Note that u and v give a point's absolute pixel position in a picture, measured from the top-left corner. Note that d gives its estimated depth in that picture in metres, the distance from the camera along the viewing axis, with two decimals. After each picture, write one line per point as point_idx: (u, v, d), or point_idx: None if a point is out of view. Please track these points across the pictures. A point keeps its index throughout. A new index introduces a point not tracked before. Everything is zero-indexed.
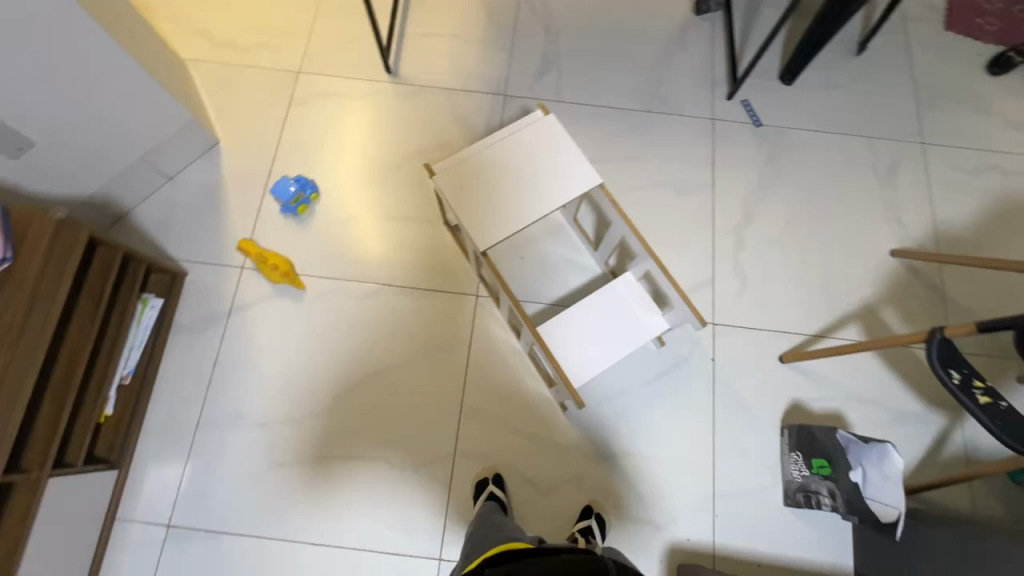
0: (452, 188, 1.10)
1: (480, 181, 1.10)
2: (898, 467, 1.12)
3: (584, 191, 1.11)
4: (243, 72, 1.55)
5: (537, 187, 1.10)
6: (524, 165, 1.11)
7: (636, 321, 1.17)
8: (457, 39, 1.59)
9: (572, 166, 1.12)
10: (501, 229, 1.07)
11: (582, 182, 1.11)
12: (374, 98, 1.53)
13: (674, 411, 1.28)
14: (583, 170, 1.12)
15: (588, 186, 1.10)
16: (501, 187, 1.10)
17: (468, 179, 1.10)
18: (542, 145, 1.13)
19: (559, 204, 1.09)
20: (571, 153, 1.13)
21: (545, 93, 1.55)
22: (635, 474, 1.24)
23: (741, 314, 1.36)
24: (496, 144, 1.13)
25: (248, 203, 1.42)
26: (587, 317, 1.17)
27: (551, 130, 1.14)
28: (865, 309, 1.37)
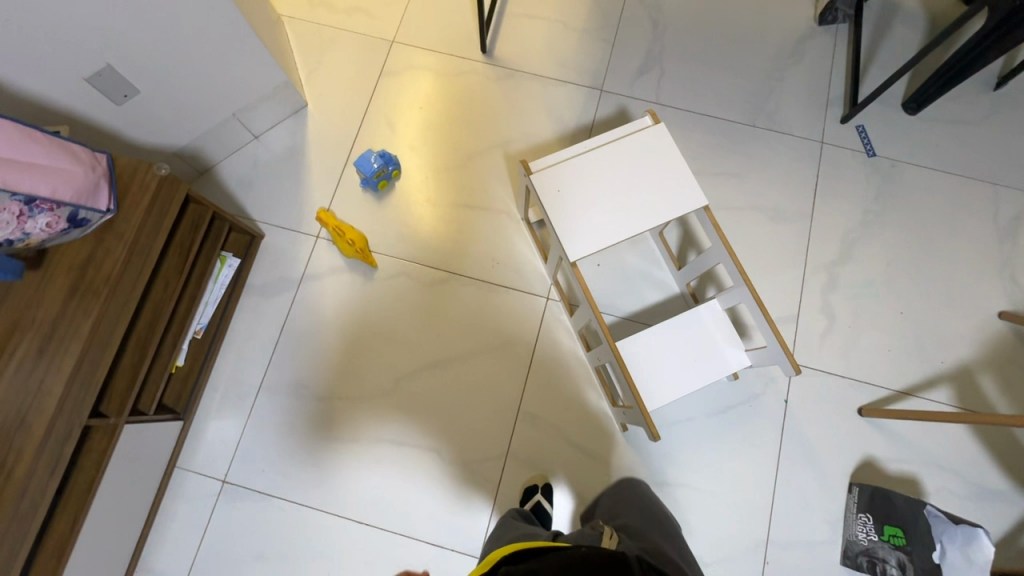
0: (547, 190, 1.04)
1: (578, 187, 1.04)
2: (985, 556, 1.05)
3: (687, 210, 1.03)
4: (338, 35, 1.51)
5: (637, 200, 1.04)
6: (625, 174, 1.05)
7: (717, 353, 1.12)
8: (558, 24, 1.51)
9: (676, 181, 1.04)
10: (592, 242, 1.02)
11: (686, 201, 1.03)
12: (466, 77, 1.48)
13: (737, 448, 1.23)
14: (688, 187, 1.04)
15: (692, 206, 1.03)
16: (598, 196, 1.04)
17: (565, 182, 1.05)
18: (647, 154, 1.06)
19: (659, 222, 1.02)
20: (678, 167, 1.05)
21: (643, 92, 1.46)
22: (687, 507, 1.20)
23: (822, 358, 1.28)
24: (597, 149, 1.07)
25: (329, 172, 1.41)
26: (666, 340, 1.12)
27: (659, 140, 1.07)
28: (959, 372, 1.27)
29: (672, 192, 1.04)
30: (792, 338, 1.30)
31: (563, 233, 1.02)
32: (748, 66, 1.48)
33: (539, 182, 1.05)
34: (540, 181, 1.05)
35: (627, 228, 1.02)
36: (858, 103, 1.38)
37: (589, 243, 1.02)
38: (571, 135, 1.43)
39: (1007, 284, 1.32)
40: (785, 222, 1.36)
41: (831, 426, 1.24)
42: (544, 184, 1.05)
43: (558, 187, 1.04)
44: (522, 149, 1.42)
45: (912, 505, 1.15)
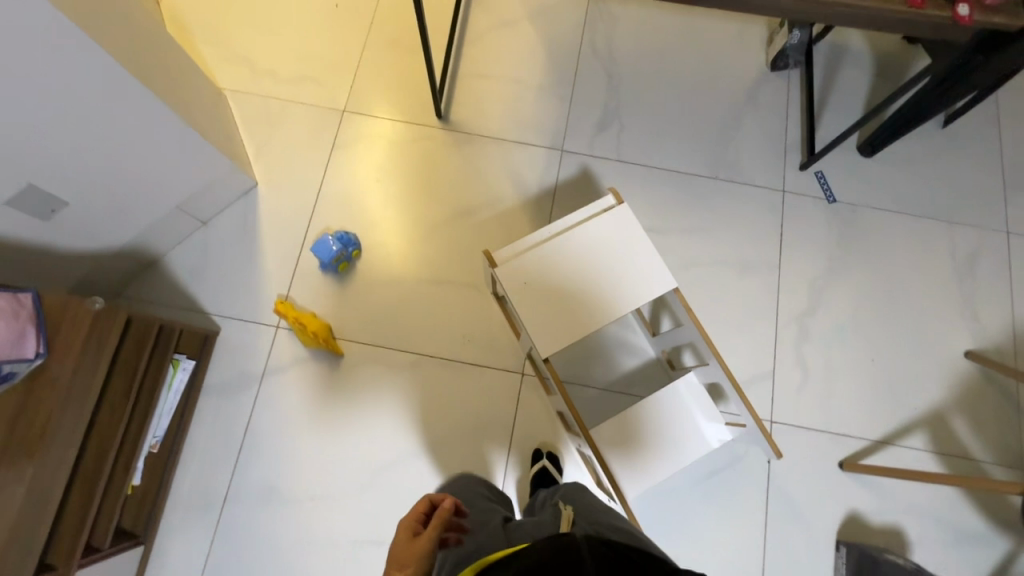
0: (513, 283, 1.02)
1: (544, 277, 1.02)
2: None
3: (657, 294, 1.01)
4: (285, 107, 1.45)
5: (606, 289, 1.01)
6: (590, 262, 1.02)
7: (697, 429, 1.11)
8: (513, 83, 1.48)
9: (644, 266, 1.02)
10: (562, 338, 0.99)
11: (656, 287, 1.01)
12: (422, 144, 1.44)
13: (724, 514, 1.21)
14: (658, 272, 1.02)
15: (663, 289, 1.01)
16: (565, 289, 1.01)
17: (531, 273, 1.02)
18: (613, 239, 1.03)
19: (629, 309, 1.00)
20: (646, 251, 1.03)
21: (604, 149, 1.44)
22: None
23: (801, 413, 1.28)
24: (563, 234, 1.04)
25: (285, 255, 1.34)
26: (643, 422, 1.12)
27: (623, 222, 1.04)
28: (931, 416, 1.29)
29: (641, 278, 1.02)
30: (769, 394, 1.29)
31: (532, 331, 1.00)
32: (707, 116, 1.47)
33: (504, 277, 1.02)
34: (504, 275, 1.02)
35: (597, 321, 1.00)
36: (816, 152, 1.38)
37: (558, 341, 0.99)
38: (535, 199, 1.40)
39: (969, 322, 1.35)
40: (755, 276, 1.36)
41: (815, 483, 1.24)
42: (508, 280, 1.02)
43: (522, 283, 1.01)
44: (486, 216, 1.39)
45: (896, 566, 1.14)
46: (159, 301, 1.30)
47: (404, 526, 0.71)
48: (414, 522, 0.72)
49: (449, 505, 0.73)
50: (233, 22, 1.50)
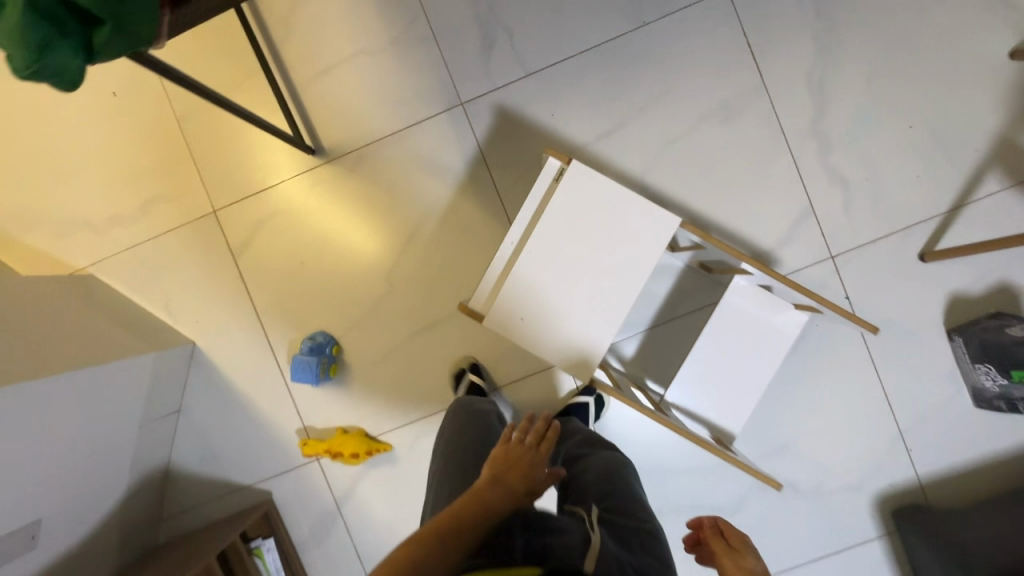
0: (511, 323, 0.88)
1: (539, 298, 0.88)
2: None
3: (664, 242, 0.88)
4: (156, 245, 1.21)
5: (610, 272, 0.88)
6: (577, 252, 0.87)
7: (767, 338, 0.99)
8: (359, 58, 1.17)
9: (633, 221, 0.88)
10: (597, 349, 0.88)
11: (658, 235, 0.87)
12: (318, 194, 1.19)
13: (829, 372, 1.13)
14: (651, 217, 0.87)
15: (668, 235, 0.87)
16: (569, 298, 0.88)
17: (524, 303, 0.88)
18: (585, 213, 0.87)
19: (644, 276, 0.88)
20: (625, 202, 0.87)
21: (504, 72, 1.15)
22: (816, 452, 1.14)
23: (860, 230, 1.12)
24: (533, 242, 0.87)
25: (274, 391, 1.20)
26: (709, 365, 0.99)
27: (585, 185, 0.87)
28: (997, 148, 1.10)
29: (637, 235, 0.88)
30: (819, 230, 1.13)
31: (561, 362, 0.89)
32: None
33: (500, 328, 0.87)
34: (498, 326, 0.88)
35: (618, 309, 0.88)
36: None
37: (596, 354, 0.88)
38: (468, 178, 1.16)
39: (1001, 14, 1.08)
40: (744, 112, 1.12)
41: (904, 290, 1.12)
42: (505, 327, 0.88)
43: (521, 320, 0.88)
44: (432, 230, 1.17)
45: None
46: (200, 502, 1.22)
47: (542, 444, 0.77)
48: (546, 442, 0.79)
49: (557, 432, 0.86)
50: (37, 190, 1.22)
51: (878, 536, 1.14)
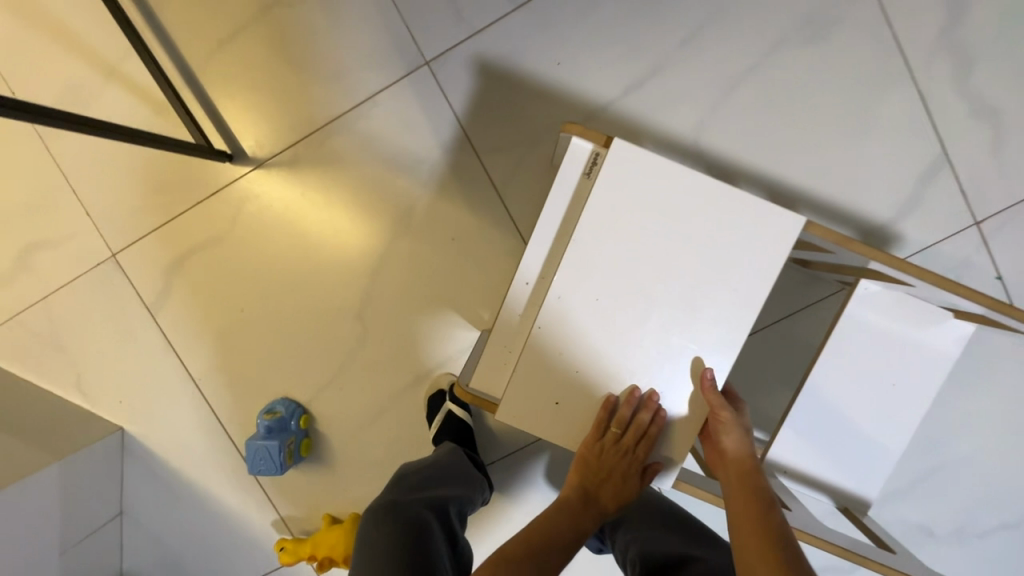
0: (542, 412, 0.57)
1: (581, 369, 0.57)
2: None
3: (778, 255, 0.54)
4: (46, 305, 0.90)
5: (692, 317, 0.56)
6: (633, 291, 0.55)
7: (915, 369, 0.67)
8: (276, 14, 0.81)
9: (723, 229, 0.54)
10: (677, 441, 0.58)
11: (768, 248, 0.54)
12: (251, 213, 0.87)
13: (976, 382, 0.82)
14: (753, 219, 0.54)
15: (783, 243, 0.54)
16: (628, 365, 0.57)
17: (558, 379, 0.57)
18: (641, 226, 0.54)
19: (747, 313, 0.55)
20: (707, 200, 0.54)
21: (484, 9, 0.79)
22: (959, 487, 0.85)
23: (1016, 179, 0.78)
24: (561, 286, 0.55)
25: (233, 478, 0.92)
26: (831, 420, 0.68)
27: (637, 182, 0.54)
28: None
29: (730, 253, 0.54)
30: (958, 187, 0.79)
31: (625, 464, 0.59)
32: None
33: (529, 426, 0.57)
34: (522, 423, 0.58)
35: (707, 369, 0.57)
36: None
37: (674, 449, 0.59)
38: (451, 170, 0.83)
39: None
40: (840, 24, 0.76)
41: None
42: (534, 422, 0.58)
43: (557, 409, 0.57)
44: (412, 246, 0.85)
45: None
46: None
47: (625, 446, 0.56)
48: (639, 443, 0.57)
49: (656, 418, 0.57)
50: None
51: None
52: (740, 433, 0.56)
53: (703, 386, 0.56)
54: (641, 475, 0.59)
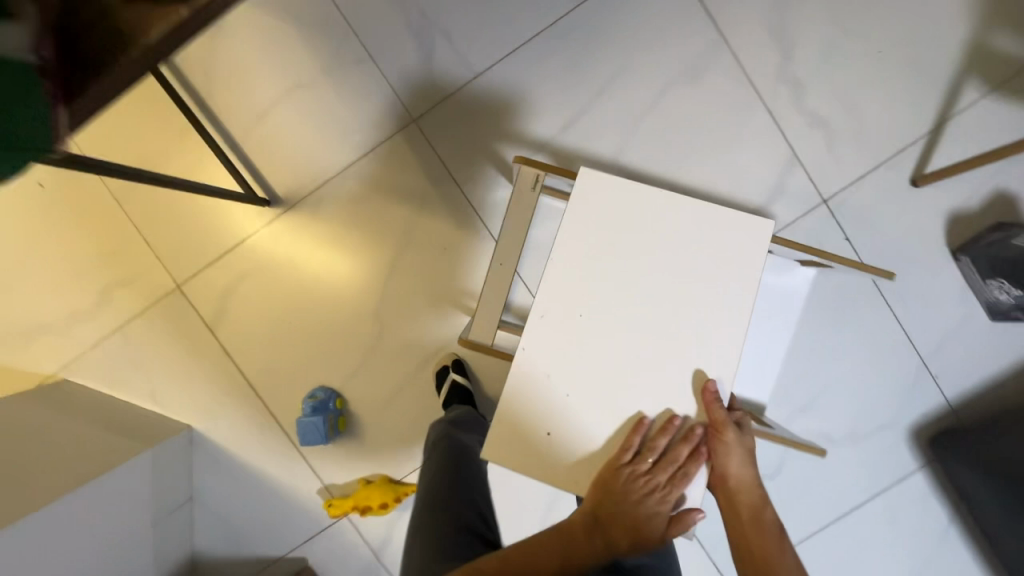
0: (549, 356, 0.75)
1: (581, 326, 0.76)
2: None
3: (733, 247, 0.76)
4: (123, 333, 1.13)
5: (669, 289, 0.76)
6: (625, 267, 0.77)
7: (781, 302, 0.95)
8: (296, 94, 1.08)
9: (674, 220, 0.77)
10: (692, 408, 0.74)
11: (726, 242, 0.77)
12: (285, 244, 1.12)
13: (841, 318, 1.11)
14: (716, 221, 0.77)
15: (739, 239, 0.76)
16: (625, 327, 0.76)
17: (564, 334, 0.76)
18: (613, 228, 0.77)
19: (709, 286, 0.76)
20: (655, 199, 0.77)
21: (452, 79, 1.07)
22: (842, 399, 1.12)
23: (847, 167, 1.08)
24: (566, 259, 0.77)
25: (283, 458, 1.14)
26: None
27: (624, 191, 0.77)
28: (970, 56, 1.06)
29: (686, 236, 0.77)
30: (807, 177, 1.09)
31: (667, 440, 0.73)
32: None
33: (539, 465, 0.74)
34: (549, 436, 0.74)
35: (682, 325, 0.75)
36: None
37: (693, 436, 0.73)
38: (438, 196, 1.10)
39: None
40: (707, 70, 1.07)
41: (901, 219, 1.09)
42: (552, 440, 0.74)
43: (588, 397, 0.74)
44: (412, 258, 1.11)
45: None
46: None
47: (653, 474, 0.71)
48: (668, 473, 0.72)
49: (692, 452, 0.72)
50: None
51: (919, 469, 1.14)
52: (744, 452, 0.73)
53: (710, 400, 0.73)
54: (664, 505, 0.71)
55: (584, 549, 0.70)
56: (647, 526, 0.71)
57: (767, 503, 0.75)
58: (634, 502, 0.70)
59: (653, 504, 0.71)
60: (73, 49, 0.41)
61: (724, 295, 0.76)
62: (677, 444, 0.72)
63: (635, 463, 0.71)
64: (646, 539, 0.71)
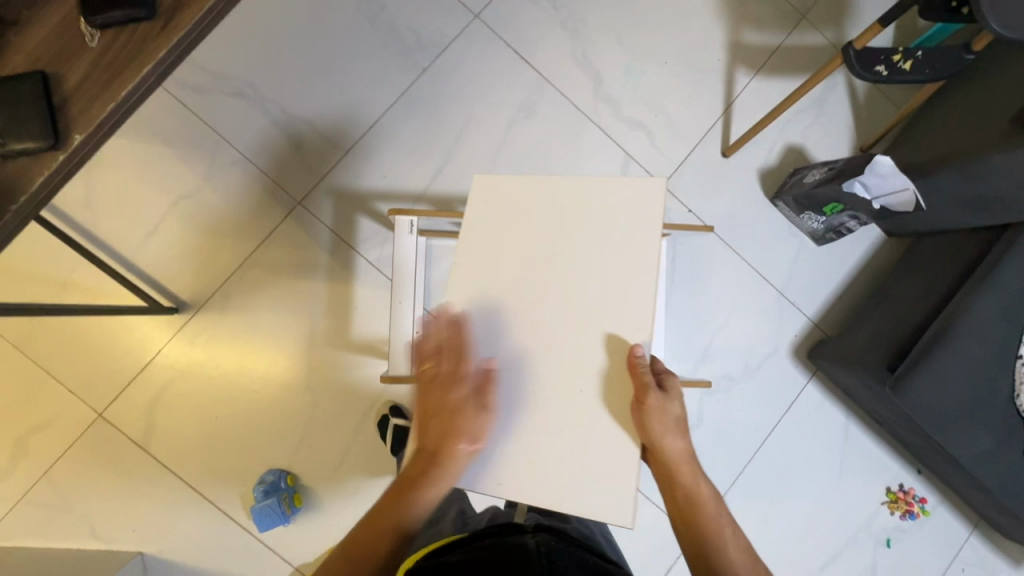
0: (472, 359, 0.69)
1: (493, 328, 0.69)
2: (850, 142, 1.36)
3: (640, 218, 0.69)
4: (49, 478, 1.10)
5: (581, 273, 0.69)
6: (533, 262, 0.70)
7: None
8: (183, 203, 1.16)
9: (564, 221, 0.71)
10: (612, 368, 0.66)
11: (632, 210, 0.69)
12: (203, 343, 1.16)
13: (706, 272, 1.31)
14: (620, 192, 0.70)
15: (648, 208, 0.69)
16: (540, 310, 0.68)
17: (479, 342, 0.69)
18: (489, 216, 0.72)
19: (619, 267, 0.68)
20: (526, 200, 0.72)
21: (326, 158, 1.20)
22: (729, 339, 1.31)
23: (671, 154, 1.32)
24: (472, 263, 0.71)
25: (247, 552, 1.13)
26: None
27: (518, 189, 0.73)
28: (732, 51, 1.35)
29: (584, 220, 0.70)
30: (643, 169, 1.30)
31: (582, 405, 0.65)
32: (351, 26, 1.22)
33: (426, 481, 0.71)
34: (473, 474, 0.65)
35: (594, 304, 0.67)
36: None
37: (611, 401, 0.65)
38: (338, 262, 1.20)
39: None
40: (539, 104, 1.27)
41: (726, 184, 1.33)
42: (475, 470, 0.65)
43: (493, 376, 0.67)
44: (327, 327, 1.19)
45: (834, 179, 1.16)
46: None
47: (422, 392, 0.65)
48: (430, 364, 0.65)
49: (457, 333, 0.66)
50: None
51: (808, 380, 1.34)
52: (671, 421, 0.64)
53: (637, 364, 0.64)
54: (467, 387, 0.64)
55: (418, 465, 0.63)
56: (467, 419, 0.63)
57: (702, 479, 0.67)
58: (445, 403, 0.63)
59: (462, 397, 0.63)
60: None
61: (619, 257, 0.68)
62: (443, 330, 0.66)
63: (427, 378, 0.65)
64: (474, 431, 0.63)
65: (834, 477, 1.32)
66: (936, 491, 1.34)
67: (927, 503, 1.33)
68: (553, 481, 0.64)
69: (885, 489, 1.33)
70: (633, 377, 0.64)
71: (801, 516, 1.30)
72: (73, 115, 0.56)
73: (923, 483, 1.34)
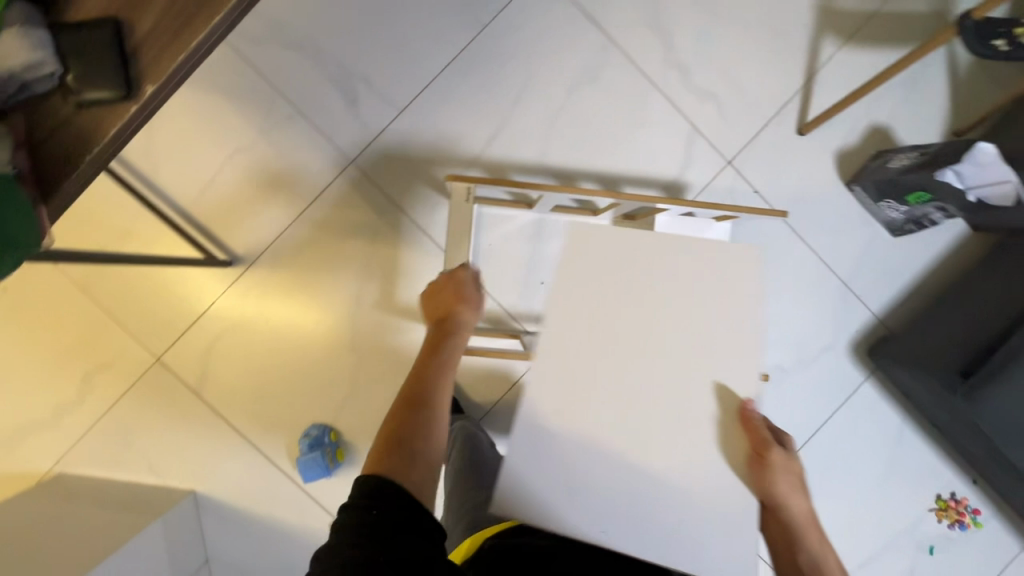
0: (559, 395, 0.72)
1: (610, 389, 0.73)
2: (943, 124, 1.24)
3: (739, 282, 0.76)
4: (112, 416, 1.17)
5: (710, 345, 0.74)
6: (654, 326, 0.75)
7: None
8: (238, 157, 1.16)
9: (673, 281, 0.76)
10: (723, 413, 0.73)
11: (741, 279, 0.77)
12: (254, 298, 1.18)
13: (767, 258, 1.24)
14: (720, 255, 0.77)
15: (744, 269, 0.77)
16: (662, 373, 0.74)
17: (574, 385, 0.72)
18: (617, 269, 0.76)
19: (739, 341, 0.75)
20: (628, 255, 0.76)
21: (380, 118, 1.17)
22: (785, 329, 1.25)
23: (742, 129, 1.23)
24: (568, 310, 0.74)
25: (291, 500, 1.19)
26: None
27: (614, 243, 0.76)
28: (821, 17, 1.22)
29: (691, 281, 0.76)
30: (710, 144, 1.22)
31: (710, 465, 0.72)
32: None
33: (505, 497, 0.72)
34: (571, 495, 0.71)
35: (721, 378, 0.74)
36: None
37: (734, 464, 0.72)
38: (388, 225, 1.18)
39: None
40: (603, 69, 1.20)
41: (798, 164, 1.24)
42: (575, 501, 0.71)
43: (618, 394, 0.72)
44: (374, 290, 1.19)
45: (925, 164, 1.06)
46: None
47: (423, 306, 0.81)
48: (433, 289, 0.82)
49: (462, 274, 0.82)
50: None
51: (865, 378, 1.27)
52: (793, 479, 0.71)
53: (753, 420, 0.71)
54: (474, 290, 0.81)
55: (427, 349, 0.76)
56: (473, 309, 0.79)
57: (825, 546, 0.72)
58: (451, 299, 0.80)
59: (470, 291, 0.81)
60: (40, 158, 0.53)
61: (730, 330, 0.75)
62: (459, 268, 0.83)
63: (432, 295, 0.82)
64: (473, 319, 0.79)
65: (881, 479, 1.27)
66: (991, 502, 1.27)
67: (980, 515, 1.27)
68: (656, 532, 0.70)
69: (935, 496, 1.27)
70: (749, 432, 0.72)
71: (841, 516, 1.27)
72: (145, 65, 0.54)
73: (978, 493, 1.28)
